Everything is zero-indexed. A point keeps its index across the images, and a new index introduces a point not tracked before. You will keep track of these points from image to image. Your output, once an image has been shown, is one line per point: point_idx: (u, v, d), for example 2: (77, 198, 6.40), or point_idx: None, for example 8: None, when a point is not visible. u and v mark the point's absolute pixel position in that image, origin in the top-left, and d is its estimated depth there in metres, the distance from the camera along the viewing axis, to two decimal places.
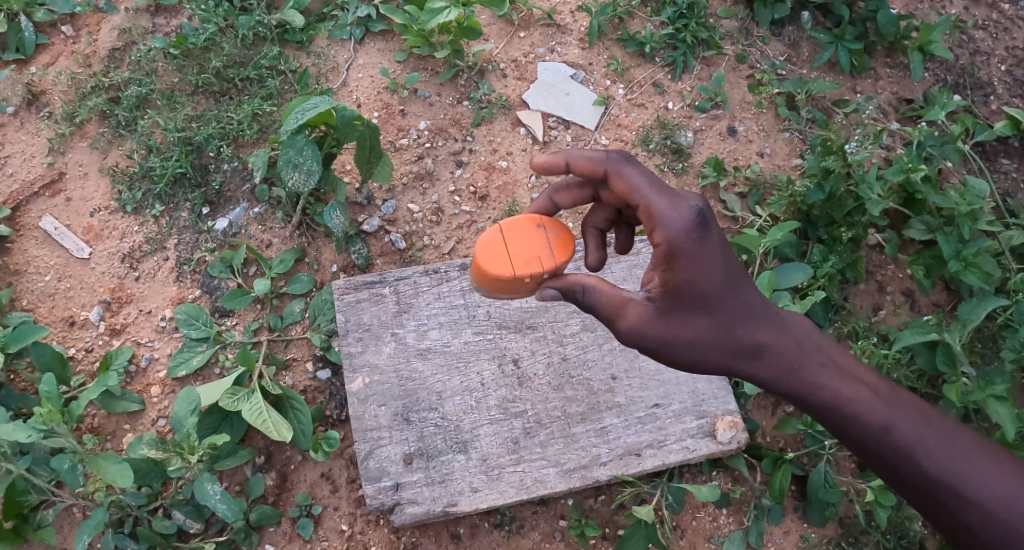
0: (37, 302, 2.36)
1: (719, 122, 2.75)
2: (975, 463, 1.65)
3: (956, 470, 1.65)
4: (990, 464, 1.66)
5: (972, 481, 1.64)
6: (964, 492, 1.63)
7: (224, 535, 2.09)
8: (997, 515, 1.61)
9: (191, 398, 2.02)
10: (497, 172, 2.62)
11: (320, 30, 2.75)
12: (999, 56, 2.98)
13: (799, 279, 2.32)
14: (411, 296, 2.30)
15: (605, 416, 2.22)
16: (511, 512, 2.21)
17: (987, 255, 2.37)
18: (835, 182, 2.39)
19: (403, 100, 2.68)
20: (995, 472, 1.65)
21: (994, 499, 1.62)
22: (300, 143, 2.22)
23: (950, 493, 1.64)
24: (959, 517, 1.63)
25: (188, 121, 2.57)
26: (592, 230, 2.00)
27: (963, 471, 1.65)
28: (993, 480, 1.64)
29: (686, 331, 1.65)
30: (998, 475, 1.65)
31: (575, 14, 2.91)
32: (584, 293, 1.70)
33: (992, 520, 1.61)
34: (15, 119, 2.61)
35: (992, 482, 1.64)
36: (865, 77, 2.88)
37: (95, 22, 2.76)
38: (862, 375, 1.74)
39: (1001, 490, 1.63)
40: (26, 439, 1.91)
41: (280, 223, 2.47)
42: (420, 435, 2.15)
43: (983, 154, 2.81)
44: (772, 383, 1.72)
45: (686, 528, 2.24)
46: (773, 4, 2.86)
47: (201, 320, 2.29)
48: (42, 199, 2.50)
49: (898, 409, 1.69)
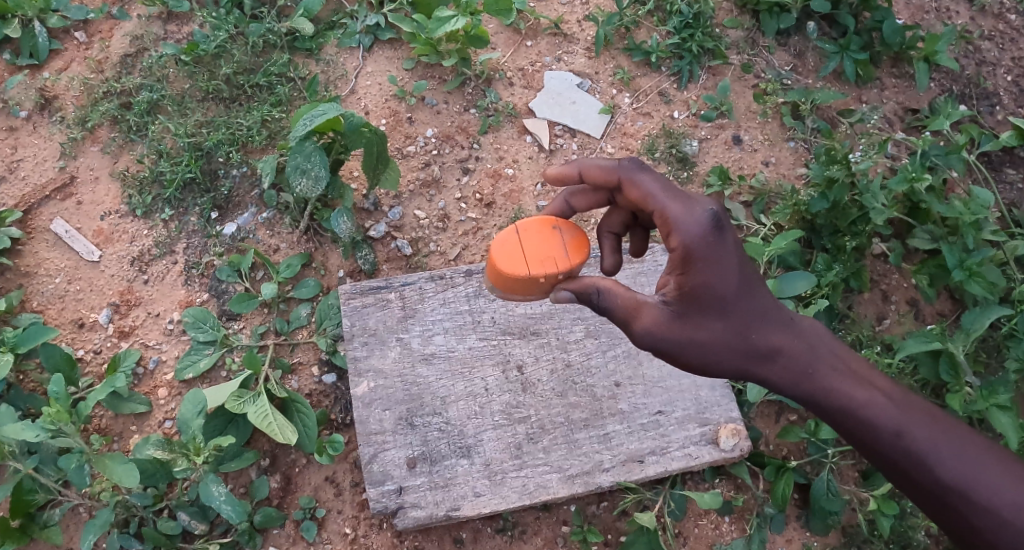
0: (46, 304, 2.39)
1: (725, 131, 2.76)
2: (986, 469, 1.65)
3: (968, 475, 1.64)
4: (1001, 469, 1.65)
5: (983, 487, 1.63)
6: (975, 498, 1.62)
7: (228, 537, 2.11)
8: (1008, 522, 1.60)
9: (198, 399, 2.06)
10: (503, 179, 2.64)
11: (329, 38, 2.79)
12: (1005, 66, 2.99)
13: (802, 286, 2.32)
14: (416, 301, 2.32)
15: (609, 422, 2.23)
16: (514, 517, 2.21)
17: (992, 264, 2.37)
18: (839, 191, 2.40)
19: (411, 108, 2.71)
20: (1007, 478, 1.64)
21: (1006, 505, 1.61)
22: (309, 149, 2.25)
23: (960, 499, 1.63)
24: (969, 522, 1.63)
25: (198, 127, 2.60)
26: (607, 234, 2.01)
27: (974, 476, 1.64)
28: (1005, 486, 1.63)
29: (701, 334, 1.66)
30: (1010, 480, 1.64)
31: (581, 23, 2.93)
32: (598, 295, 1.72)
33: (1003, 525, 1.60)
34: (28, 123, 2.64)
35: (1003, 487, 1.63)
36: (871, 87, 2.89)
37: (108, 28, 2.80)
38: (874, 379, 1.74)
39: (1013, 496, 1.62)
40: (35, 439, 1.94)
41: (287, 228, 2.49)
42: (424, 439, 2.16)
43: (988, 164, 2.81)
44: (785, 387, 1.72)
45: (688, 535, 2.24)
46: (779, 14, 2.88)
47: (209, 323, 2.32)
48: (53, 203, 2.53)
49: (910, 413, 1.69)
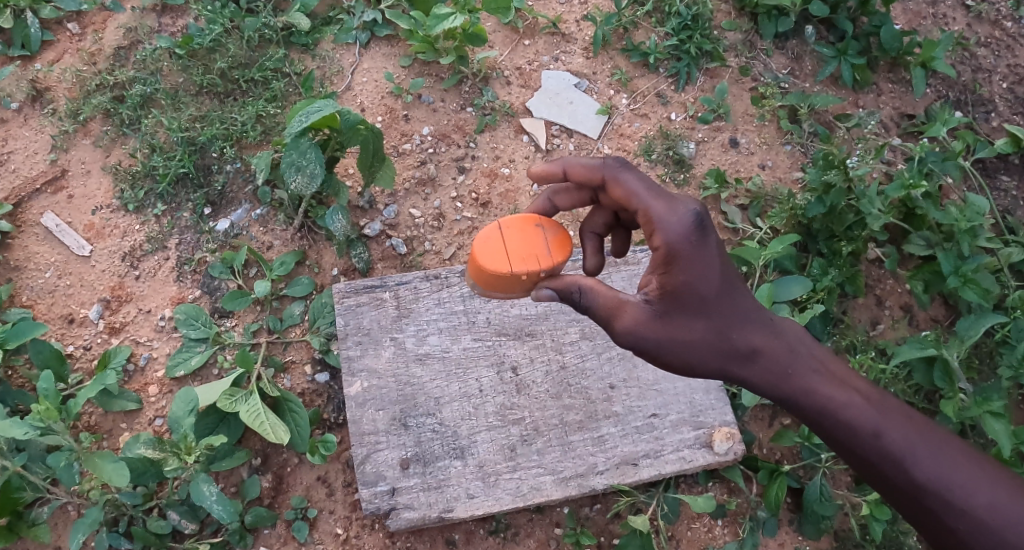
0: (36, 298, 2.36)
1: (722, 133, 2.75)
2: (963, 471, 1.63)
3: (944, 476, 1.62)
4: (977, 471, 1.63)
5: (960, 489, 1.61)
6: (951, 499, 1.61)
7: (218, 537, 2.09)
8: (985, 524, 1.58)
9: (189, 398, 2.03)
10: (499, 179, 2.63)
11: (325, 33, 2.76)
12: (1001, 73, 3.00)
13: (798, 291, 2.32)
14: (411, 301, 2.30)
15: (603, 424, 2.22)
16: (507, 519, 2.20)
17: (986, 272, 2.38)
18: (836, 196, 2.40)
19: (407, 105, 2.69)
20: (983, 480, 1.62)
21: (981, 506, 1.59)
22: (304, 146, 2.23)
23: (936, 500, 1.62)
24: (946, 524, 1.61)
25: (192, 121, 2.57)
26: (589, 235, 1.99)
27: (951, 478, 1.62)
28: (981, 487, 1.61)
29: (682, 333, 1.65)
30: (987, 482, 1.62)
31: (580, 23, 2.92)
32: (580, 294, 1.70)
33: (978, 528, 1.58)
34: (19, 115, 2.61)
35: (979, 489, 1.61)
36: (867, 92, 2.89)
37: (101, 20, 2.77)
38: (854, 381, 1.73)
39: (989, 498, 1.60)
40: (23, 436, 1.91)
41: (281, 225, 2.47)
42: (417, 440, 2.15)
43: (983, 170, 2.82)
44: (765, 388, 1.71)
45: (681, 538, 2.24)
46: (778, 17, 2.88)
47: (201, 321, 2.29)
48: (44, 196, 2.50)
49: (888, 415, 1.68)
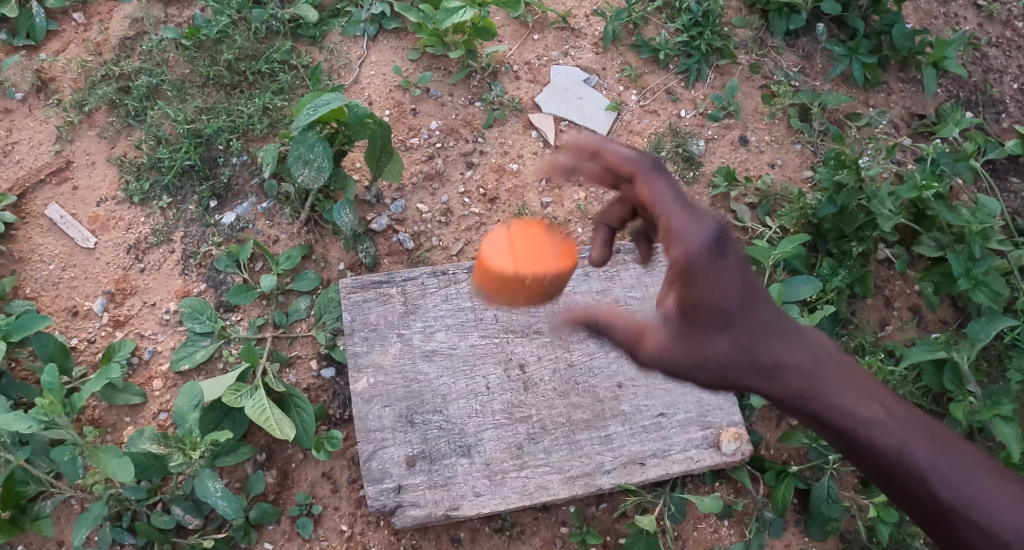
0: (40, 290, 2.34)
1: (731, 131, 2.73)
2: (988, 491, 1.52)
3: (970, 499, 1.51)
4: (1002, 493, 1.52)
5: (984, 511, 1.51)
6: (978, 524, 1.51)
7: (222, 533, 2.08)
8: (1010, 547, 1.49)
9: (193, 393, 2.03)
10: (507, 174, 2.61)
11: (333, 26, 2.74)
12: (1012, 74, 2.98)
13: (807, 291, 2.30)
14: (418, 297, 2.28)
15: (611, 423, 2.21)
16: (512, 517, 2.19)
17: (997, 274, 2.36)
18: (847, 196, 2.38)
19: (415, 99, 2.67)
20: (1009, 502, 1.52)
21: (1008, 530, 1.49)
22: (311, 139, 2.22)
23: (961, 522, 1.52)
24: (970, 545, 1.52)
25: (198, 113, 2.55)
26: (602, 228, 1.87)
27: (977, 502, 1.51)
28: (1005, 509, 1.51)
29: (704, 354, 1.52)
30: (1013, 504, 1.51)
31: (590, 18, 2.90)
32: (596, 321, 1.56)
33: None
34: (24, 105, 2.59)
35: (1005, 511, 1.51)
36: (878, 91, 2.87)
37: (106, 9, 2.75)
38: (880, 397, 1.59)
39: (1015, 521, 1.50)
40: (27, 430, 1.90)
41: (288, 219, 2.45)
42: (423, 437, 2.13)
43: (994, 171, 2.80)
44: (791, 404, 1.59)
45: (687, 538, 2.23)
46: (789, 15, 2.85)
47: (206, 315, 2.28)
48: (49, 187, 2.49)
49: (914, 434, 1.55)
